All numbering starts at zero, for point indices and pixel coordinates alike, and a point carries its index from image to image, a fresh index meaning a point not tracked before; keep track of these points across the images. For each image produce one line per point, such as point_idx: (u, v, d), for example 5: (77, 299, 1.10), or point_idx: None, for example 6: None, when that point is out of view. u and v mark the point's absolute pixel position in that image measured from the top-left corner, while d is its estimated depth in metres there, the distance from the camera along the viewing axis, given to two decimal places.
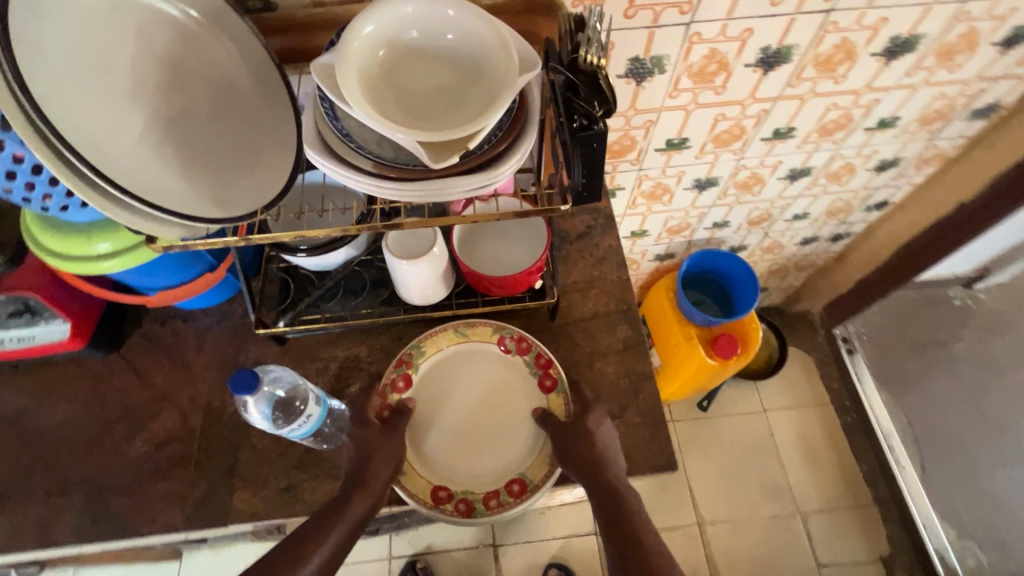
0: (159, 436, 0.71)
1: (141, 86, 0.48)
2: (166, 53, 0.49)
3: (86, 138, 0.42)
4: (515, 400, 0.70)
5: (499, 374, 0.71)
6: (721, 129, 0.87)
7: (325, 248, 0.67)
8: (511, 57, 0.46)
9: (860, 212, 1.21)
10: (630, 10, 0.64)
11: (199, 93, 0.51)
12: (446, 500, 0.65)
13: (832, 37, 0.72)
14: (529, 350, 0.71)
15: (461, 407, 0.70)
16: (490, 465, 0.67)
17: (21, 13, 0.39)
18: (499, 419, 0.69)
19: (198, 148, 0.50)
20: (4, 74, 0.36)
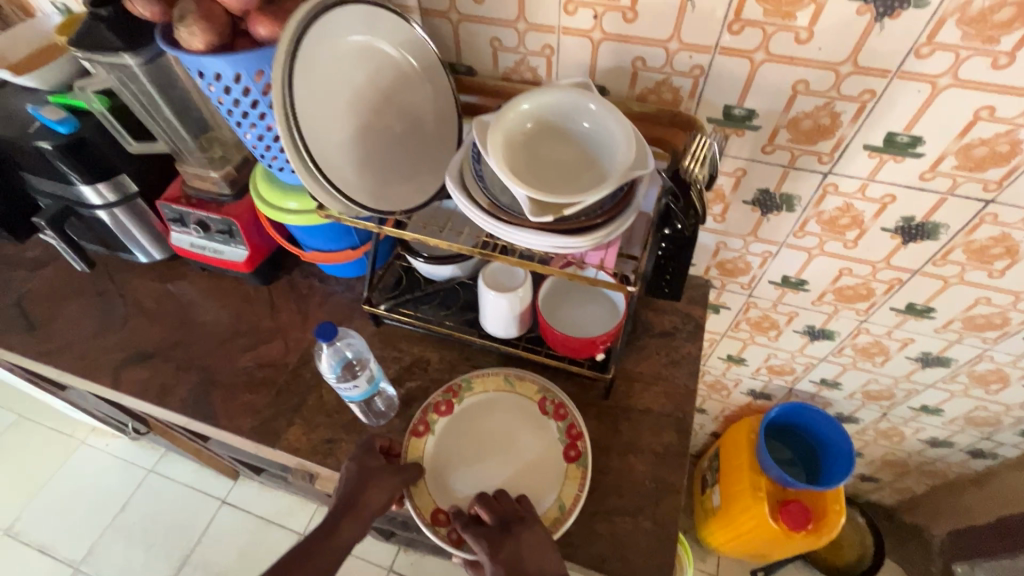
0: (263, 358, 0.87)
1: (361, 101, 0.65)
2: (387, 83, 0.66)
3: (312, 132, 0.59)
4: (535, 459, 0.74)
5: (527, 431, 0.76)
6: (846, 283, 0.84)
7: (438, 261, 0.80)
8: (628, 155, 0.55)
9: (1012, 434, 1.03)
10: (769, 147, 0.69)
11: (395, 118, 0.68)
12: (443, 523, 0.70)
13: (989, 228, 0.68)
14: (565, 418, 0.75)
15: (485, 445, 0.75)
16: None
17: (312, 38, 0.57)
18: (510, 474, 0.73)
19: (375, 156, 0.68)
20: (284, 74, 0.54)
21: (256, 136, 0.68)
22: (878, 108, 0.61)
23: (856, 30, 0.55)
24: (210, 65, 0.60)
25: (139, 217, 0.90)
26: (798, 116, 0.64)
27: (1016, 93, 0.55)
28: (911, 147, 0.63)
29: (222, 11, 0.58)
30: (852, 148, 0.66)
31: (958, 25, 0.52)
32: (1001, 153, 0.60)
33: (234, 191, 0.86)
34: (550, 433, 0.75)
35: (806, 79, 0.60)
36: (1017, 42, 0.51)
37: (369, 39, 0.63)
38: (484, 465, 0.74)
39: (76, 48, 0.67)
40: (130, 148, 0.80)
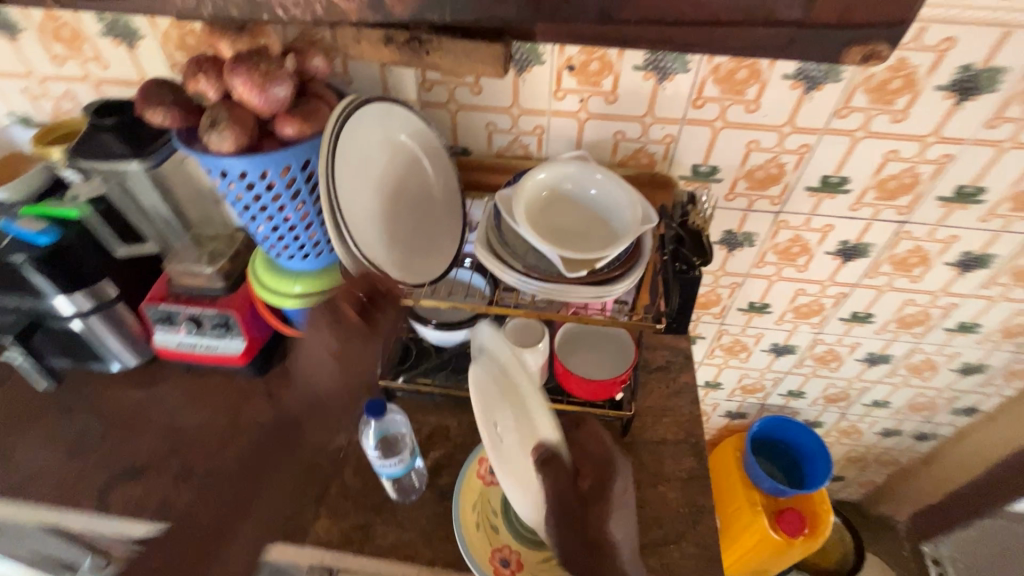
0: (272, 453, 0.83)
1: (381, 187, 0.69)
2: (401, 170, 0.72)
3: (348, 213, 0.62)
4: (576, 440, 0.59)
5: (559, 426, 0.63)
6: (801, 302, 0.98)
7: (449, 327, 0.83)
8: (637, 212, 0.64)
9: (946, 413, 1.19)
10: (730, 194, 0.82)
11: (409, 201, 0.73)
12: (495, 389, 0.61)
13: (906, 243, 0.84)
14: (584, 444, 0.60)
15: None
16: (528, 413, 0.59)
17: (344, 133, 0.63)
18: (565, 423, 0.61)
19: (397, 234, 0.71)
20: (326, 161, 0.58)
21: (270, 227, 0.70)
22: (813, 157, 0.75)
23: (792, 100, 0.69)
24: (232, 165, 0.62)
25: (116, 323, 0.85)
26: (753, 168, 0.78)
27: (912, 139, 0.71)
28: (841, 185, 0.78)
29: (251, 116, 0.61)
30: (797, 190, 0.80)
31: (865, 93, 0.67)
32: (907, 184, 0.76)
33: (228, 283, 0.84)
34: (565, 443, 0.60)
35: (757, 139, 0.74)
36: (907, 103, 0.67)
37: (388, 130, 0.70)
38: None
39: (72, 157, 0.67)
40: (118, 253, 0.79)
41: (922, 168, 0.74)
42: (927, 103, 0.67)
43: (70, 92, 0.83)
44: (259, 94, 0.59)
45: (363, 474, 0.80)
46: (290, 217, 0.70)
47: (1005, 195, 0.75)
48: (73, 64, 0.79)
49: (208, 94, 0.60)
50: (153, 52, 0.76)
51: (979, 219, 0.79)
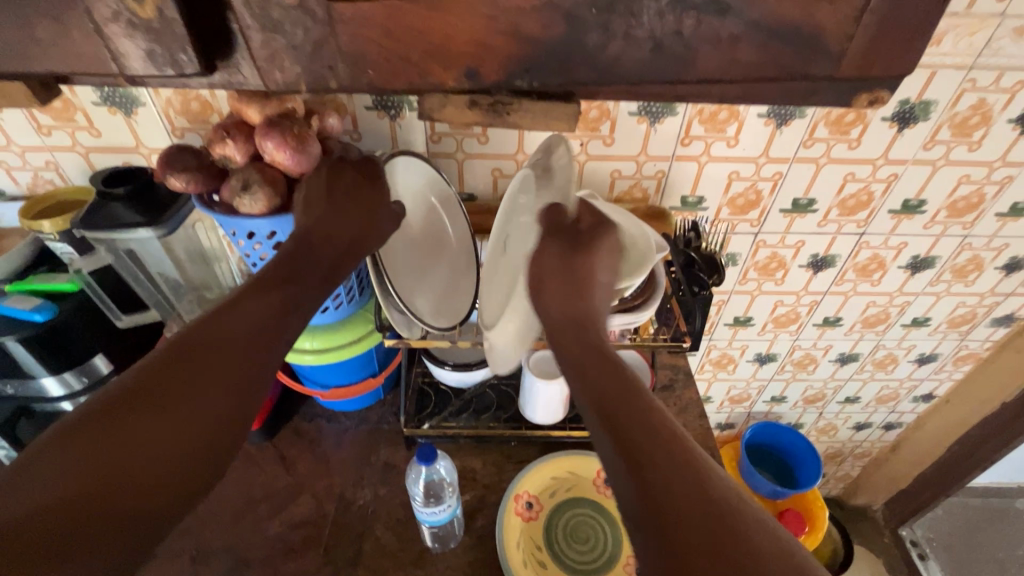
0: (295, 518, 0.79)
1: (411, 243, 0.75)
2: (429, 226, 0.77)
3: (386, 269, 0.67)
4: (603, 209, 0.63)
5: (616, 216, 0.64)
6: (780, 312, 1.07)
7: (466, 367, 0.84)
8: (650, 236, 0.68)
9: (908, 402, 1.32)
10: (715, 220, 0.90)
11: (439, 252, 0.78)
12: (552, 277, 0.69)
13: (866, 251, 0.95)
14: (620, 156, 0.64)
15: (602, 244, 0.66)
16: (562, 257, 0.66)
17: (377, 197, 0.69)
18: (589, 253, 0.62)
19: (430, 283, 0.75)
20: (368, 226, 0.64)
21: None
22: (785, 182, 0.85)
23: (765, 135, 0.78)
24: (260, 225, 0.62)
25: None
26: (734, 195, 0.86)
27: (865, 162, 0.82)
28: (810, 205, 0.88)
29: (281, 176, 0.62)
30: (772, 212, 0.89)
31: (826, 126, 0.78)
32: (864, 201, 0.87)
33: None
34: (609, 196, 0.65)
35: (737, 170, 0.83)
36: (860, 132, 0.78)
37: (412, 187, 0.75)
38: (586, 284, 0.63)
39: (80, 230, 0.64)
40: (120, 323, 0.77)
41: (875, 187, 0.85)
42: (876, 132, 0.78)
43: (54, 161, 0.80)
44: (291, 154, 0.60)
45: (396, 528, 0.78)
46: None
47: (942, 205, 0.88)
48: (60, 133, 0.76)
49: (234, 157, 0.61)
50: (153, 118, 0.75)
51: (923, 226, 0.91)
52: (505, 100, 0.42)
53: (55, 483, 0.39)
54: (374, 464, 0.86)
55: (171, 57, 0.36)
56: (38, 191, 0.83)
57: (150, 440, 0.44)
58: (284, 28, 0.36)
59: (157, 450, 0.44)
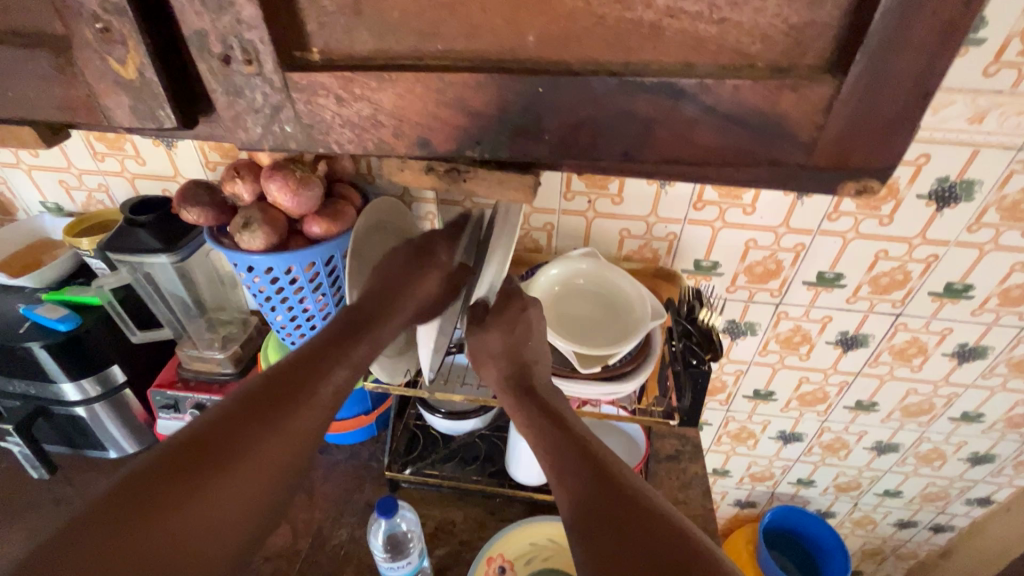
0: (271, 550, 0.79)
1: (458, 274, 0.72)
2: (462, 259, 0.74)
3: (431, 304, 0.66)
4: (561, 312, 0.70)
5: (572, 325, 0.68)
6: (806, 389, 0.99)
7: (459, 416, 0.83)
8: (647, 309, 0.67)
9: (961, 504, 1.17)
10: (731, 287, 0.85)
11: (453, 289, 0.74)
12: (561, 330, 0.67)
13: (904, 333, 0.87)
14: (559, 301, 0.71)
15: (588, 325, 0.68)
16: (565, 322, 0.69)
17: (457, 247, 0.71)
18: (561, 326, 0.68)
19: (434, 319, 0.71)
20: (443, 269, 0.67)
21: (290, 317, 0.72)
22: (809, 255, 0.79)
23: (785, 204, 0.74)
24: (260, 261, 0.64)
25: (118, 410, 0.84)
26: (752, 263, 0.82)
27: (899, 240, 0.76)
28: (837, 281, 0.82)
29: (283, 216, 0.65)
30: (795, 284, 0.83)
31: (852, 200, 0.73)
32: (899, 280, 0.80)
33: (237, 368, 0.85)
34: (569, 306, 0.70)
35: (755, 238, 0.79)
36: (892, 209, 0.73)
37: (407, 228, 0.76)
38: (578, 342, 0.66)
39: (104, 250, 0.69)
40: (133, 338, 0.80)
41: (912, 266, 0.78)
42: (911, 209, 0.72)
43: (104, 183, 0.87)
44: (292, 197, 0.63)
45: (366, 574, 0.77)
46: (309, 307, 0.72)
47: (992, 291, 0.79)
48: (112, 160, 0.84)
49: (242, 194, 0.65)
50: (190, 152, 0.81)
51: (970, 313, 0.82)
52: (461, 166, 0.46)
53: (98, 557, 0.41)
54: (357, 503, 0.85)
55: (151, 112, 0.38)
56: (89, 210, 0.91)
57: (195, 520, 0.45)
58: (245, 94, 0.35)
59: (199, 531, 0.45)
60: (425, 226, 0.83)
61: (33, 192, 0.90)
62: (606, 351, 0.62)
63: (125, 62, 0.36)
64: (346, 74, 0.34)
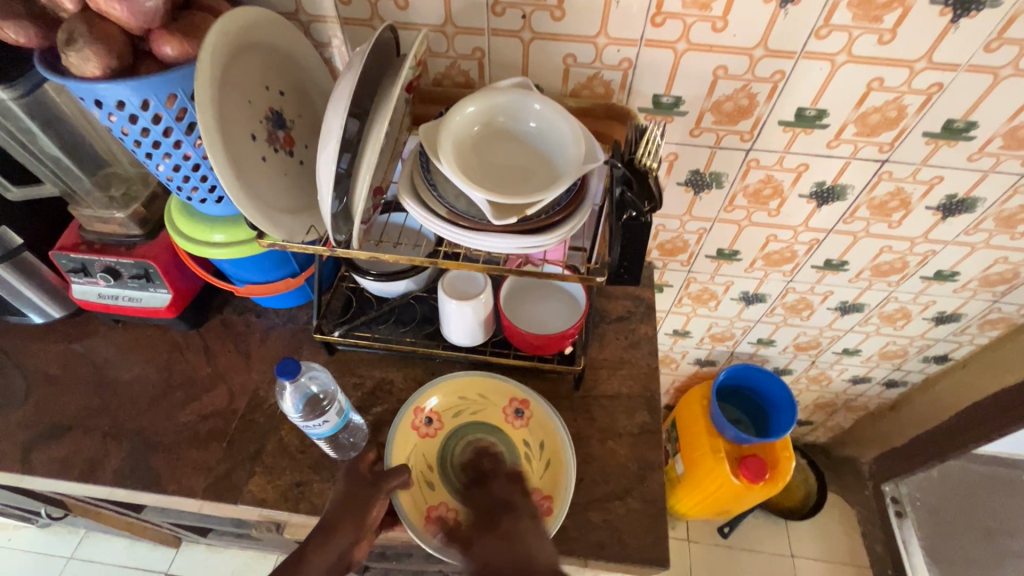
0: (207, 409, 0.79)
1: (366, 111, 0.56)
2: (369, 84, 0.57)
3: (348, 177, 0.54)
4: (480, 159, 0.59)
5: (492, 176, 0.58)
6: (772, 249, 0.92)
7: (390, 278, 0.76)
8: (580, 147, 0.56)
9: (916, 361, 1.17)
10: (697, 130, 0.73)
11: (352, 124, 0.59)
12: (477, 179, 0.57)
13: (887, 184, 0.77)
14: (478, 145, 0.59)
15: (510, 175, 0.58)
16: (483, 170, 0.58)
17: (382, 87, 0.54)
18: (478, 176, 0.57)
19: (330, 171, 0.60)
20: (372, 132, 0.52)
21: (171, 167, 0.62)
22: (788, 86, 0.66)
23: (765, 16, 0.60)
24: (106, 91, 0.52)
25: (26, 274, 0.78)
26: (720, 99, 0.69)
27: (900, 65, 0.62)
28: (818, 119, 0.70)
29: (119, 31, 0.51)
30: (769, 125, 0.71)
31: (849, 7, 0.58)
32: (891, 118, 0.68)
33: (144, 230, 0.77)
34: (489, 152, 0.59)
35: (725, 64, 0.65)
36: (896, 21, 0.58)
37: (296, 56, 0.63)
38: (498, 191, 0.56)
39: None
40: (9, 196, 0.71)
41: (909, 100, 0.66)
42: (920, 20, 0.58)
43: None
44: (121, 1, 0.49)
45: (301, 430, 0.77)
46: (191, 154, 0.61)
47: (998, 131, 0.68)
48: None
49: (63, 2, 0.51)
50: None
51: (967, 158, 0.72)
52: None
53: None
54: None
55: None
56: None
57: None
58: None
59: None
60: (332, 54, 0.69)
61: None
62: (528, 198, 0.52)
63: None
64: None
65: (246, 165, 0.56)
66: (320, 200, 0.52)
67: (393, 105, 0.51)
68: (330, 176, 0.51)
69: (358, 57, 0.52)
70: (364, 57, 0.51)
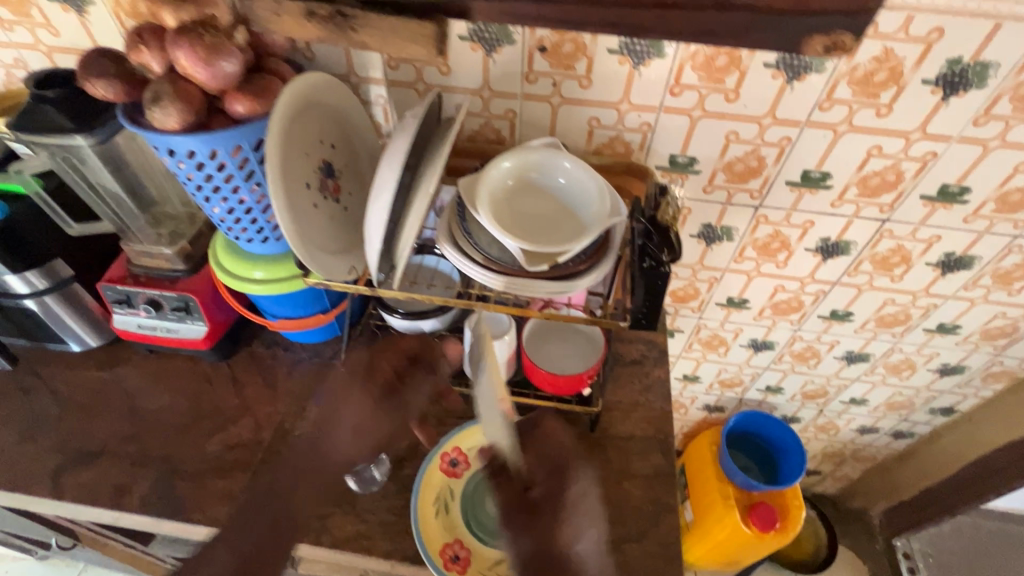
0: (233, 439, 0.82)
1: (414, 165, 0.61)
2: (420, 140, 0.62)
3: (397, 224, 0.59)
4: (513, 209, 0.64)
5: (524, 226, 0.63)
6: (780, 298, 0.96)
7: (418, 316, 0.82)
8: (606, 201, 0.62)
9: (923, 412, 1.19)
10: (710, 187, 0.79)
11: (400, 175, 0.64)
12: (510, 228, 0.62)
13: (888, 241, 0.82)
14: (511, 196, 0.64)
15: (540, 224, 0.63)
16: (515, 220, 0.63)
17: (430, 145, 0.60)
18: (511, 225, 0.62)
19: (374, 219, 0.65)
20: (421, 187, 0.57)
21: (226, 209, 0.68)
22: (795, 151, 0.72)
23: (773, 90, 0.66)
24: (179, 143, 0.59)
25: (72, 304, 0.82)
26: (732, 160, 0.75)
27: (896, 135, 0.68)
28: (822, 181, 0.75)
29: (199, 91, 0.58)
30: (777, 184, 0.77)
31: (849, 85, 0.64)
32: (890, 182, 0.74)
33: (188, 265, 0.82)
34: (521, 202, 0.65)
35: (736, 130, 0.71)
36: (893, 97, 0.64)
37: (348, 114, 0.69)
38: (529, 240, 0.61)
39: (15, 130, 0.63)
40: (70, 230, 0.74)
41: (906, 166, 0.71)
42: (914, 98, 0.64)
43: (20, 58, 0.78)
44: (203, 68, 0.55)
45: (325, 463, 0.79)
46: (246, 199, 0.67)
47: (990, 196, 0.73)
48: (22, 30, 0.75)
49: (152, 66, 0.57)
50: (106, 21, 0.71)
51: (963, 220, 0.77)
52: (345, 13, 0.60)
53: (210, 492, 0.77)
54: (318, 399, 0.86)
55: None
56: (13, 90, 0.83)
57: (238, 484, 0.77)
58: None
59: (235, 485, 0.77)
60: (375, 111, 0.76)
61: None
62: (558, 249, 0.57)
63: None
64: None
65: (302, 212, 0.61)
66: (369, 246, 0.58)
67: (441, 162, 0.56)
68: (380, 226, 0.56)
69: (411, 119, 0.57)
70: (417, 121, 0.57)
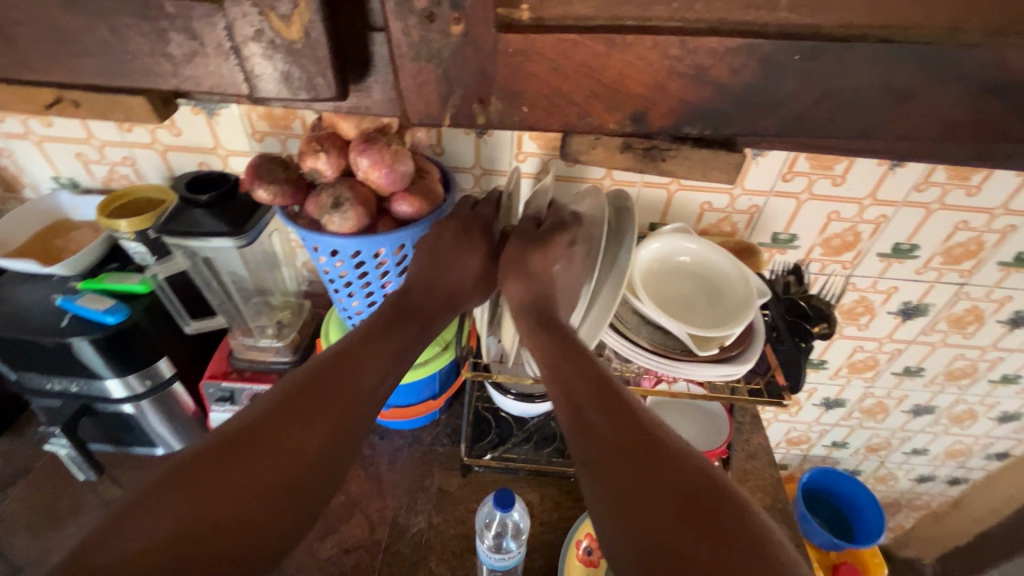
0: (348, 541, 0.77)
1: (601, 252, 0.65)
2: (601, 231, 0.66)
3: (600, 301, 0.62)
4: (664, 292, 0.67)
5: (679, 308, 0.66)
6: (857, 357, 1.00)
7: (530, 399, 0.78)
8: (751, 284, 0.65)
9: (979, 459, 1.23)
10: (806, 259, 0.84)
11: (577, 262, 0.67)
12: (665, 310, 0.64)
13: (964, 302, 0.88)
14: (657, 280, 0.68)
15: (693, 307, 0.66)
16: (669, 303, 0.66)
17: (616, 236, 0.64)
18: (669, 307, 0.65)
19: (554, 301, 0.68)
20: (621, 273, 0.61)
21: (366, 302, 0.68)
22: (889, 226, 0.78)
23: (876, 175, 0.73)
24: (346, 245, 0.59)
25: (170, 404, 0.78)
26: (830, 236, 0.80)
27: (981, 211, 0.76)
28: (911, 252, 0.81)
29: (371, 194, 0.59)
30: (868, 256, 0.83)
31: (944, 170, 0.71)
32: (972, 251, 0.81)
33: (294, 356, 0.79)
34: (667, 285, 0.68)
35: (838, 210, 0.77)
36: (982, 179, 0.72)
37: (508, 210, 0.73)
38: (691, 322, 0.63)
39: (160, 233, 0.62)
40: (188, 329, 0.76)
41: (987, 237, 0.79)
42: (1000, 180, 0.72)
43: (131, 156, 0.78)
44: (385, 172, 0.57)
45: (451, 561, 0.75)
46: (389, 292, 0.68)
47: None
48: (141, 130, 0.75)
49: (324, 171, 0.58)
50: (235, 121, 0.73)
51: None
52: (663, 146, 0.48)
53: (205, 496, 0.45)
54: (429, 489, 0.82)
55: (309, 81, 0.39)
56: (112, 185, 0.82)
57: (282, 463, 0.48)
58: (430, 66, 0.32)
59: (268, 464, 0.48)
60: None
61: (46, 166, 0.80)
62: (729, 330, 0.58)
63: (289, 21, 0.36)
64: (567, 37, 0.36)
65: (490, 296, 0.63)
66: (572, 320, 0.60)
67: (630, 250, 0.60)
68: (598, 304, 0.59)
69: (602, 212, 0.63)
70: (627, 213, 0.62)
